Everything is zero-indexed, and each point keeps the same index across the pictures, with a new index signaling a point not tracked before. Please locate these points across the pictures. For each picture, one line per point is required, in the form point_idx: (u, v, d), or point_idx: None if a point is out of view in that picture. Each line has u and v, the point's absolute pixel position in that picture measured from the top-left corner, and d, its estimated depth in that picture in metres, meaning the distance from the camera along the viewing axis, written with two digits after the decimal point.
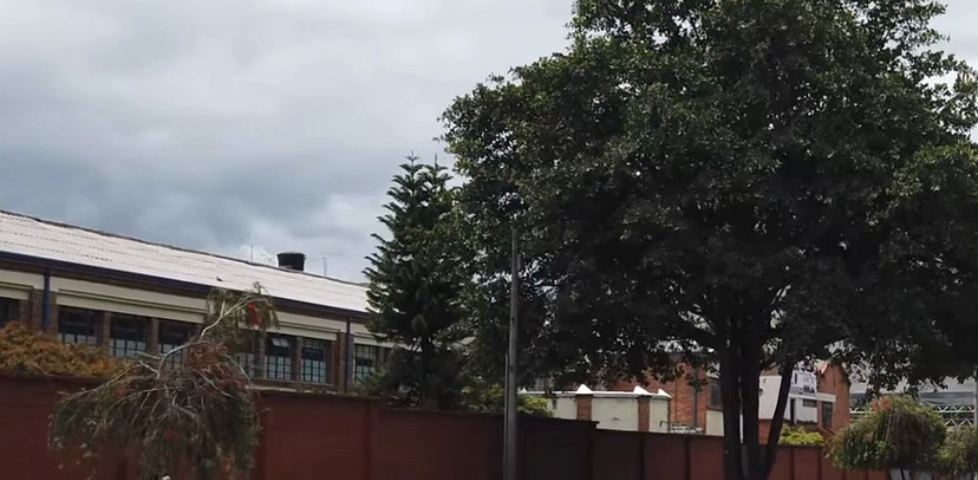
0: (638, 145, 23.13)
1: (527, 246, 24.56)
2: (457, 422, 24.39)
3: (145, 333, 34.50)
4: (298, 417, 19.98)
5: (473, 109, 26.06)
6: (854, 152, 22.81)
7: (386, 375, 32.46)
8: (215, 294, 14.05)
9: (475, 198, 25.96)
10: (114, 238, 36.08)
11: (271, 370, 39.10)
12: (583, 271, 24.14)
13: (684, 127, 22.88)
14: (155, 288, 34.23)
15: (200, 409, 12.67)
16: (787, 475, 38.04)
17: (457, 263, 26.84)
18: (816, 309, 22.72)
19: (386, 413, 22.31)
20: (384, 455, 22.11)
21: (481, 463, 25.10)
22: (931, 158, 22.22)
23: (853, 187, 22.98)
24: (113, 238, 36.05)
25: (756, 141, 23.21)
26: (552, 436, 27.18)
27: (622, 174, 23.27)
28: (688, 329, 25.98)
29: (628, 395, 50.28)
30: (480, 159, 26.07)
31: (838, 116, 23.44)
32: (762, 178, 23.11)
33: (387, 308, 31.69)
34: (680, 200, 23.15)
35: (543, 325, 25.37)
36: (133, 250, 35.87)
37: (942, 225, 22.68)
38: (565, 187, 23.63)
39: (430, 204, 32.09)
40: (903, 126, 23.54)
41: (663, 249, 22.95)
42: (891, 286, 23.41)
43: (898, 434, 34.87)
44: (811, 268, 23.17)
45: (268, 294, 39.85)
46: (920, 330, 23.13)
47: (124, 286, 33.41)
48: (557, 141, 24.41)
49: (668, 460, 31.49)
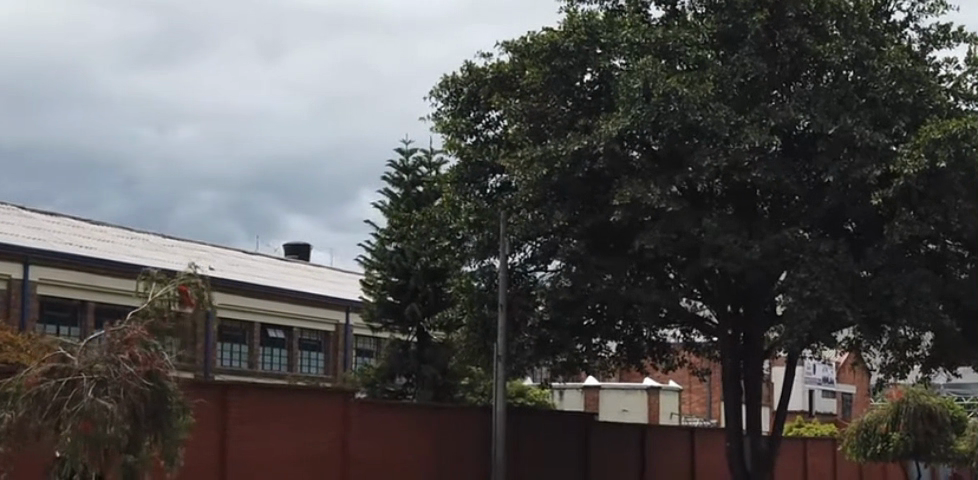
0: (630, 122, 21.95)
1: (516, 231, 23.41)
2: (445, 416, 23.28)
3: None
4: (267, 411, 18.93)
5: (461, 87, 25.10)
6: (856, 128, 21.74)
7: (381, 366, 31.47)
8: (145, 275, 12.96)
9: (464, 181, 24.82)
10: (103, 227, 35.23)
11: (265, 362, 38.72)
12: (574, 254, 23.08)
13: (678, 100, 21.69)
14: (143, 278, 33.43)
15: (118, 400, 11.58)
16: (798, 468, 36.97)
17: (444, 248, 25.76)
18: (817, 293, 21.47)
19: (367, 409, 21.24)
20: (364, 453, 21.02)
21: (469, 460, 23.98)
22: (936, 132, 21.10)
23: (856, 164, 21.82)
24: (102, 226, 35.20)
25: (753, 118, 22.14)
26: (546, 430, 26.09)
27: (612, 152, 22.15)
28: (685, 316, 24.97)
29: (638, 387, 49.17)
30: (468, 139, 25.04)
31: (840, 90, 22.35)
32: (761, 156, 22.11)
33: (380, 297, 30.77)
34: (675, 180, 21.99)
35: (532, 312, 24.08)
36: (123, 239, 35.02)
37: (950, 204, 21.63)
38: (553, 166, 22.53)
39: (424, 188, 31.11)
40: (908, 100, 22.33)
41: (656, 232, 21.80)
42: (899, 270, 22.18)
43: (912, 425, 33.72)
44: (812, 251, 21.93)
45: (266, 281, 38.96)
46: (928, 315, 21.94)
47: (110, 276, 32.60)
48: (546, 119, 23.46)
49: (672, 453, 30.37)
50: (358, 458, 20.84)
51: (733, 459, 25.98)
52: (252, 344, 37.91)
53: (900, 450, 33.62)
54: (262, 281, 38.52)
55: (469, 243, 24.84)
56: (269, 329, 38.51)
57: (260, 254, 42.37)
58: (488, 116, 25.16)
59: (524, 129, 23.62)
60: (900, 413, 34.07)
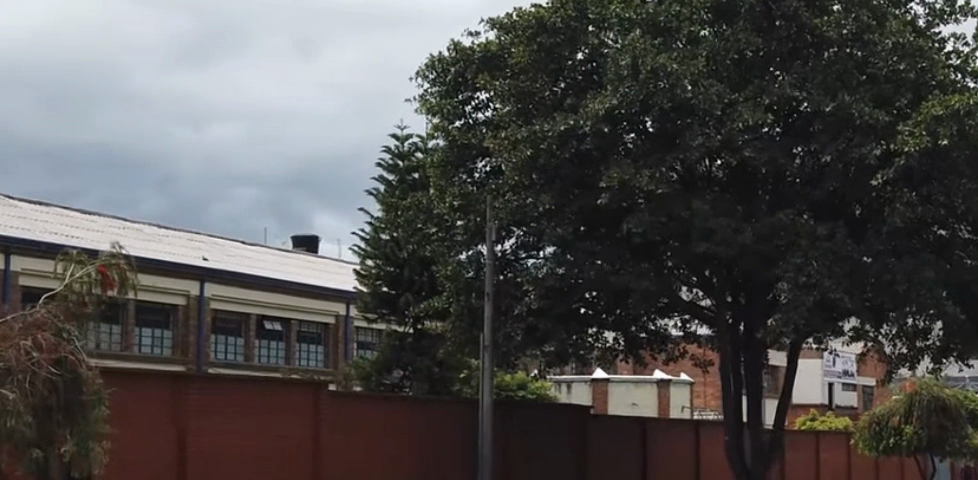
0: (619, 100, 21.02)
1: (503, 214, 22.52)
2: (429, 410, 22.45)
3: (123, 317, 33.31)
4: (230, 405, 18.16)
5: (447, 68, 24.19)
6: (855, 105, 20.70)
7: (377, 359, 30.51)
8: (65, 255, 12.09)
9: (449, 164, 23.83)
10: (94, 218, 34.65)
11: (261, 354, 38.33)
12: (561, 240, 22.15)
13: (667, 77, 20.80)
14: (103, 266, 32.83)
15: (22, 390, 10.64)
16: (812, 464, 36.01)
17: (431, 235, 24.81)
18: (813, 279, 20.47)
19: (344, 402, 20.45)
20: (339, 451, 20.20)
21: (456, 458, 23.12)
22: (938, 108, 20.04)
23: (855, 143, 20.85)
24: (93, 217, 34.62)
25: (748, 95, 21.19)
26: (540, 424, 25.19)
27: (600, 132, 21.31)
28: (681, 304, 24.08)
29: (649, 381, 48.41)
30: (456, 122, 24.09)
31: (839, 66, 21.33)
32: (754, 136, 21.22)
33: (375, 287, 29.91)
34: (667, 160, 21.07)
35: (520, 299, 23.17)
36: (114, 229, 34.44)
37: (954, 184, 20.62)
38: (538, 147, 21.63)
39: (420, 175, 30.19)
40: (910, 75, 21.33)
41: (644, 215, 20.95)
42: (901, 256, 21.17)
43: (926, 418, 32.68)
44: (808, 234, 20.93)
45: (261, 270, 38.57)
46: (931, 303, 20.89)
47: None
48: (537, 97, 22.41)
49: (674, 449, 29.46)
50: (330, 455, 19.98)
51: (733, 454, 24.97)
52: (248, 337, 37.74)
53: (913, 444, 32.61)
54: (258, 271, 38.22)
55: (457, 229, 23.91)
56: (266, 321, 38.18)
57: (262, 246, 41.55)
58: (478, 98, 24.17)
59: (508, 110, 22.59)
60: (914, 405, 33.05)
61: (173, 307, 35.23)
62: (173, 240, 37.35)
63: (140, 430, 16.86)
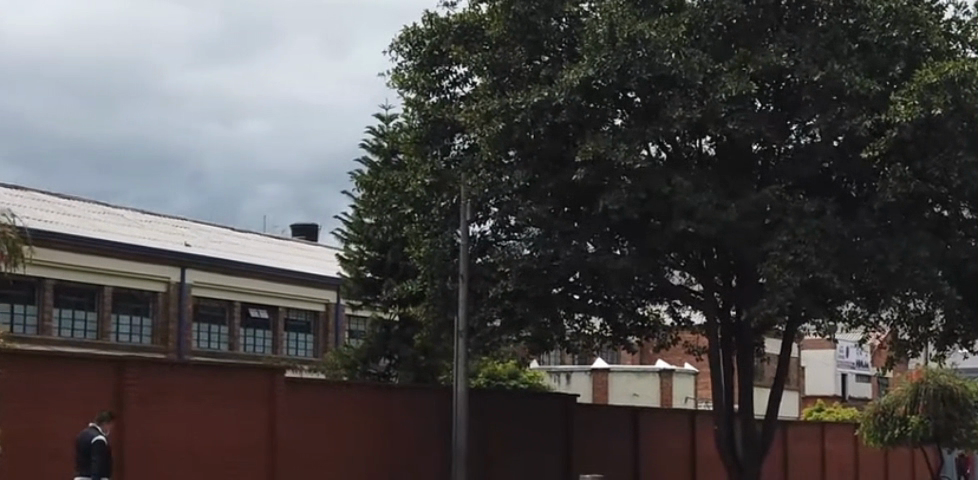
0: (594, 70, 19.92)
1: (475, 192, 21.47)
2: (402, 397, 21.56)
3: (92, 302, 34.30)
4: (178, 396, 17.56)
5: (422, 40, 22.99)
6: (845, 74, 19.66)
7: (363, 347, 29.44)
8: None
9: (424, 141, 22.70)
10: (58, 208, 34.96)
11: (247, 343, 38.65)
12: (536, 218, 21.14)
13: (645, 45, 19.81)
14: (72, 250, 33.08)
15: None
16: (817, 456, 34.92)
17: (407, 216, 23.67)
18: (801, 259, 19.30)
19: (311, 390, 19.67)
20: (302, 446, 19.44)
21: (431, 449, 22.18)
22: (931, 76, 19.02)
23: (845, 115, 19.88)
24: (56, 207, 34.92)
25: (733, 65, 20.09)
26: (522, 410, 24.17)
27: (575, 105, 20.23)
28: (668, 290, 22.92)
29: (649, 369, 48.30)
30: (433, 97, 22.85)
31: (829, 33, 20.21)
32: (739, 107, 20.05)
33: (358, 273, 28.75)
34: (645, 133, 20.08)
35: (494, 283, 22.04)
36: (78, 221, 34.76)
37: (949, 157, 19.48)
38: (512, 121, 20.61)
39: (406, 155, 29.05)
40: (902, 43, 20.19)
41: (622, 191, 19.86)
42: (894, 234, 20.05)
43: (932, 408, 31.64)
44: (796, 211, 19.79)
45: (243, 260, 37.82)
46: (925, 283, 19.83)
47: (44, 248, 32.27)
48: (511, 69, 21.57)
49: (665, 439, 28.40)
50: (290, 447, 19.19)
51: (723, 442, 23.90)
52: (232, 323, 37.96)
53: (919, 435, 31.50)
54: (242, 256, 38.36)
55: (430, 210, 22.65)
56: (251, 308, 38.60)
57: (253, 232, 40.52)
58: (455, 72, 22.91)
59: (485, 84, 21.73)
60: (920, 394, 31.96)
61: (152, 295, 35.69)
62: (155, 227, 37.58)
63: (62, 424, 16.35)
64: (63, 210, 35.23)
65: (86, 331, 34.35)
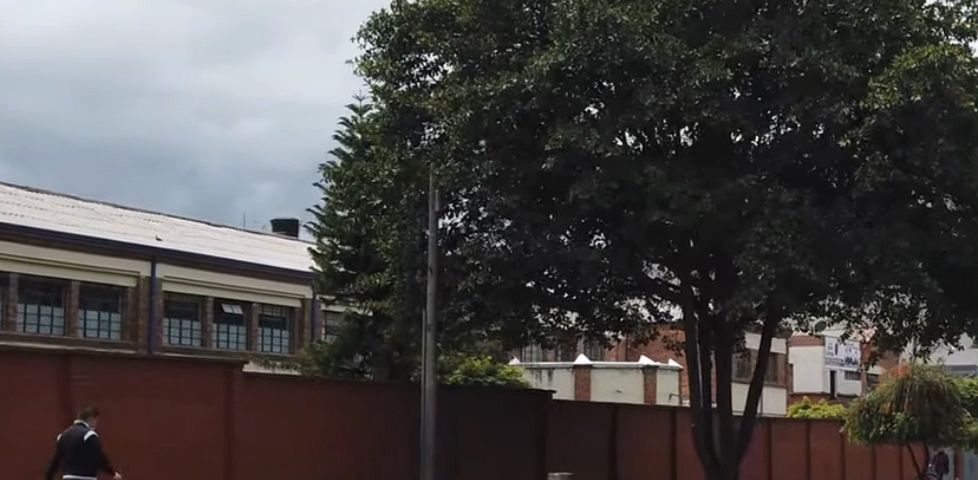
0: (565, 56, 19.34)
1: (443, 183, 20.78)
2: (359, 391, 21.22)
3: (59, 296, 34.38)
4: (127, 391, 17.22)
5: (391, 26, 22.23)
6: (822, 60, 19.08)
7: (338, 343, 28.77)
8: None
9: (392, 129, 21.94)
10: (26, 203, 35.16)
11: (221, 339, 38.80)
12: (504, 209, 20.43)
13: (617, 30, 19.18)
14: (47, 245, 33.46)
15: None
16: (802, 454, 34.34)
17: (375, 207, 22.99)
18: (777, 250, 18.70)
19: (264, 383, 19.34)
20: (255, 439, 19.15)
21: (390, 443, 21.84)
22: (911, 61, 18.46)
23: (822, 103, 19.26)
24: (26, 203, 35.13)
25: (707, 50, 19.61)
26: (495, 406, 23.58)
27: (545, 93, 19.59)
28: (645, 283, 22.24)
29: (632, 367, 47.77)
30: (401, 86, 22.09)
31: (807, 18, 19.59)
32: (714, 94, 19.43)
33: (330, 267, 28.00)
34: (616, 122, 19.42)
35: (463, 275, 21.39)
36: (44, 213, 34.87)
37: (930, 146, 18.93)
38: (480, 108, 19.98)
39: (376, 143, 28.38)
40: (882, 27, 19.57)
41: (593, 181, 19.22)
42: (874, 224, 19.44)
43: (918, 404, 31.09)
44: (772, 201, 19.18)
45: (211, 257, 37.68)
46: (907, 275, 19.22)
47: (13, 242, 32.73)
48: (477, 54, 20.94)
49: (643, 435, 27.76)
50: (245, 445, 18.94)
51: (701, 440, 23.33)
52: (205, 319, 38.09)
53: (905, 432, 31.05)
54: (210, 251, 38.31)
55: (400, 201, 22.04)
56: (224, 304, 38.71)
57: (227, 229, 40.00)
58: (425, 60, 22.11)
59: (456, 70, 21.13)
60: (905, 390, 31.53)
61: (121, 290, 35.78)
62: (126, 221, 37.57)
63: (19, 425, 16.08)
64: (31, 204, 35.28)
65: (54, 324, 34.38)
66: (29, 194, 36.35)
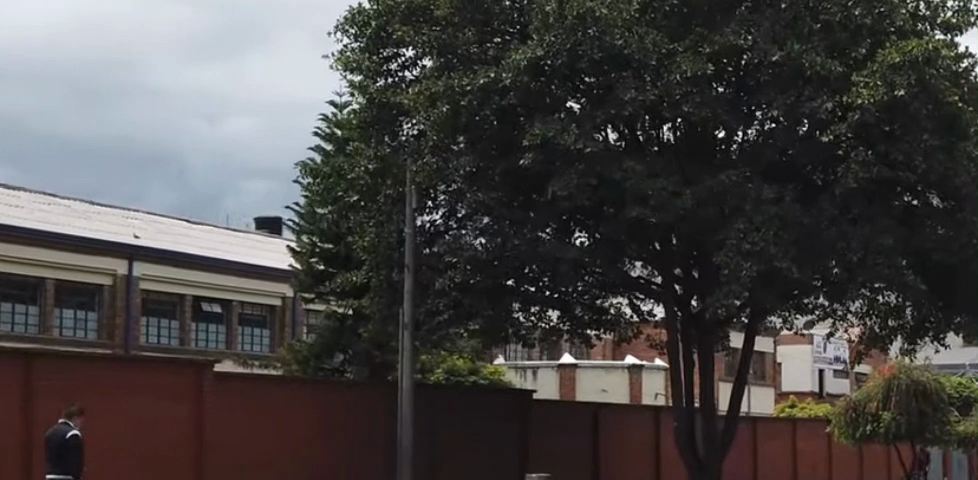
0: (543, 50, 18.98)
1: (420, 179, 20.52)
2: (336, 391, 20.95)
3: (36, 294, 34.12)
4: (91, 391, 17.08)
5: (368, 20, 21.75)
6: (805, 55, 18.77)
7: (317, 343, 28.42)
8: None
9: (369, 125, 21.51)
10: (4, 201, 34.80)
11: (200, 338, 38.52)
12: (482, 205, 20.29)
13: (596, 24, 18.88)
14: (29, 243, 33.23)
15: None
16: (789, 454, 34.04)
17: (353, 204, 22.60)
18: (758, 248, 18.37)
19: (237, 383, 19.15)
20: (227, 440, 18.97)
21: (365, 444, 21.52)
22: (895, 56, 18.17)
23: (804, 98, 18.94)
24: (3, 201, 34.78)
25: (688, 45, 19.28)
26: (475, 407, 23.27)
27: (523, 87, 19.20)
28: (627, 281, 21.87)
29: (618, 365, 47.48)
30: (379, 81, 21.72)
31: (790, 12, 19.27)
32: (695, 89, 19.09)
33: (309, 265, 27.69)
34: (596, 117, 19.09)
35: (441, 273, 21.04)
36: (22, 211, 34.53)
37: (914, 142, 18.64)
38: (457, 103, 19.58)
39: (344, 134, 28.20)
40: (866, 21, 19.28)
41: (572, 177, 18.85)
42: (858, 221, 19.12)
43: (905, 403, 30.81)
44: (754, 198, 18.85)
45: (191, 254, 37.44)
46: (890, 273, 18.91)
47: None
48: (455, 48, 20.57)
49: (626, 436, 27.46)
50: (218, 443, 18.79)
51: (684, 439, 23.02)
52: (183, 319, 37.86)
53: (891, 431, 30.77)
54: (189, 248, 38.06)
55: (378, 197, 21.82)
56: (204, 303, 38.43)
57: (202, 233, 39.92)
58: (404, 55, 21.73)
59: (434, 65, 20.74)
60: (892, 390, 31.24)
61: (98, 288, 35.55)
62: (105, 218, 37.26)
63: None
64: (9, 202, 34.93)
65: (30, 323, 34.12)
66: (7, 192, 36.01)
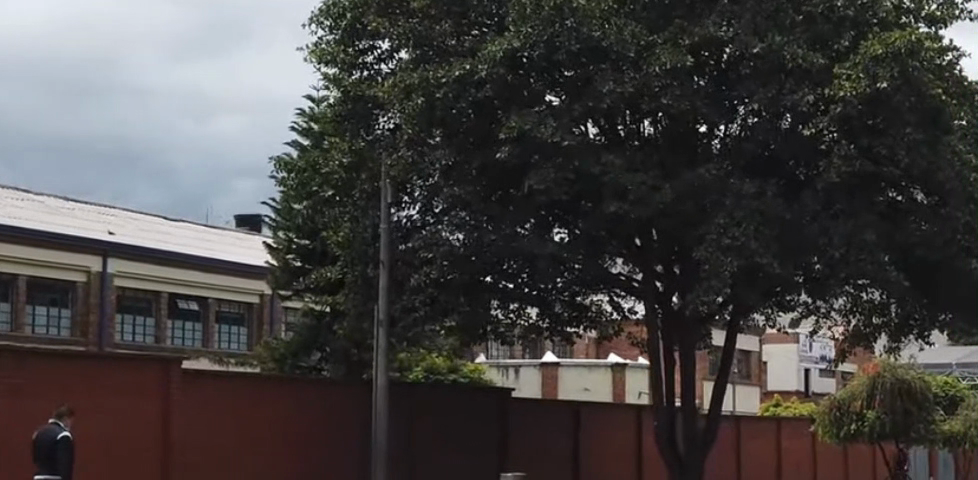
0: (520, 42, 18.60)
1: (395, 172, 20.22)
2: (306, 390, 20.63)
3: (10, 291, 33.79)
4: (55, 387, 16.72)
5: (342, 12, 21.32)
6: (786, 47, 18.41)
7: (294, 340, 28.03)
8: None
9: (343, 118, 21.09)
10: None
11: (176, 336, 38.16)
12: (458, 200, 19.70)
13: (573, 15, 18.61)
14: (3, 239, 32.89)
15: None
16: (773, 453, 33.72)
17: (328, 199, 22.16)
18: (739, 242, 18.00)
19: (203, 381, 18.83)
20: (192, 439, 18.63)
21: (336, 443, 21.19)
22: (878, 47, 17.84)
23: (786, 91, 18.56)
24: None
25: (668, 37, 18.90)
26: (452, 406, 22.90)
27: (500, 79, 18.77)
28: (607, 279, 21.51)
29: (601, 364, 47.17)
30: (354, 73, 21.25)
31: (771, 3, 18.91)
32: (674, 81, 18.71)
33: (286, 261, 27.32)
34: (573, 110, 18.72)
35: (417, 269, 20.73)
36: None
37: (897, 135, 18.31)
38: (433, 95, 19.14)
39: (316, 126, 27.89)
40: (849, 13, 18.98)
41: (549, 170, 18.45)
42: (841, 216, 18.76)
43: (889, 402, 30.49)
44: (735, 192, 18.48)
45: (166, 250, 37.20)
46: (874, 269, 18.55)
47: None
48: (431, 40, 20.20)
49: (607, 435, 27.11)
50: (183, 442, 18.46)
51: (664, 439, 22.60)
52: (159, 315, 37.60)
53: (876, 430, 30.47)
54: (163, 245, 37.78)
55: (354, 192, 21.48)
56: (179, 300, 38.11)
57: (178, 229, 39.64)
58: (380, 47, 21.25)
59: (410, 57, 20.36)
60: (876, 388, 30.91)
61: (72, 285, 35.24)
62: (79, 214, 37.00)
63: None
64: None
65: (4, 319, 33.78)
66: None
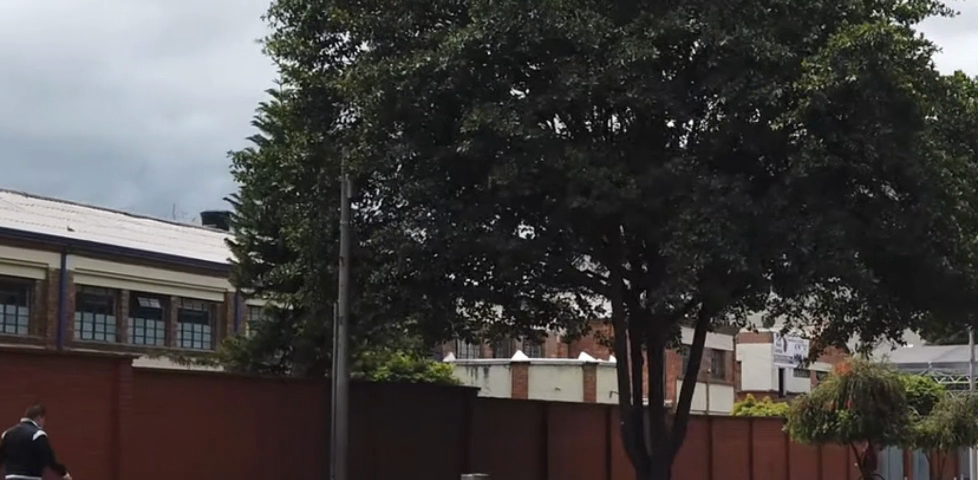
0: (483, 33, 18.13)
1: (353, 167, 19.47)
2: (261, 388, 20.14)
3: None
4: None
5: (302, 4, 20.83)
6: (754, 40, 18.01)
7: (256, 338, 27.53)
8: None
9: (303, 111, 20.62)
10: None
11: (138, 334, 37.59)
12: (418, 195, 19.13)
13: (536, 6, 18.16)
14: None
15: None
16: (744, 452, 33.35)
17: (289, 195, 21.63)
18: (706, 238, 17.59)
19: (154, 377, 18.32)
20: (144, 436, 18.12)
21: (293, 443, 20.71)
22: (847, 40, 17.48)
23: (754, 85, 18.10)
24: None
25: (634, 29, 18.46)
26: (414, 405, 22.43)
27: (461, 71, 18.32)
28: (572, 275, 21.06)
29: (573, 363, 46.79)
30: (314, 66, 20.73)
31: None
32: (639, 74, 18.26)
33: (247, 258, 26.81)
34: (536, 103, 18.27)
35: (377, 266, 20.20)
36: None
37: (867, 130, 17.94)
38: (393, 88, 18.66)
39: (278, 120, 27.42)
40: (818, 5, 18.83)
41: (511, 166, 17.98)
42: (810, 212, 18.36)
43: (861, 402, 30.12)
44: (702, 188, 18.05)
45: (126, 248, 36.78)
46: (844, 266, 18.14)
47: None
48: (391, 31, 19.72)
49: (575, 435, 26.68)
50: (134, 440, 17.94)
51: (632, 438, 22.17)
52: (120, 313, 37.06)
53: (848, 430, 30.11)
54: (121, 242, 37.34)
55: (313, 187, 20.95)
56: (140, 298, 37.64)
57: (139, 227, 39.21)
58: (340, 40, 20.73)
59: (371, 50, 19.89)
60: (848, 388, 30.54)
61: (30, 282, 34.72)
62: (37, 210, 36.56)
63: None
64: None
65: None
66: None
